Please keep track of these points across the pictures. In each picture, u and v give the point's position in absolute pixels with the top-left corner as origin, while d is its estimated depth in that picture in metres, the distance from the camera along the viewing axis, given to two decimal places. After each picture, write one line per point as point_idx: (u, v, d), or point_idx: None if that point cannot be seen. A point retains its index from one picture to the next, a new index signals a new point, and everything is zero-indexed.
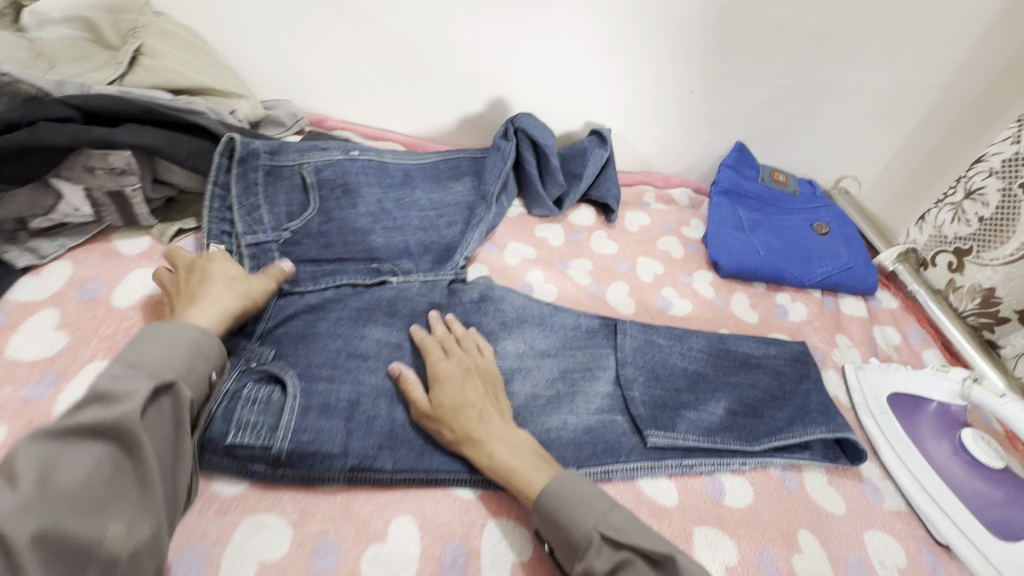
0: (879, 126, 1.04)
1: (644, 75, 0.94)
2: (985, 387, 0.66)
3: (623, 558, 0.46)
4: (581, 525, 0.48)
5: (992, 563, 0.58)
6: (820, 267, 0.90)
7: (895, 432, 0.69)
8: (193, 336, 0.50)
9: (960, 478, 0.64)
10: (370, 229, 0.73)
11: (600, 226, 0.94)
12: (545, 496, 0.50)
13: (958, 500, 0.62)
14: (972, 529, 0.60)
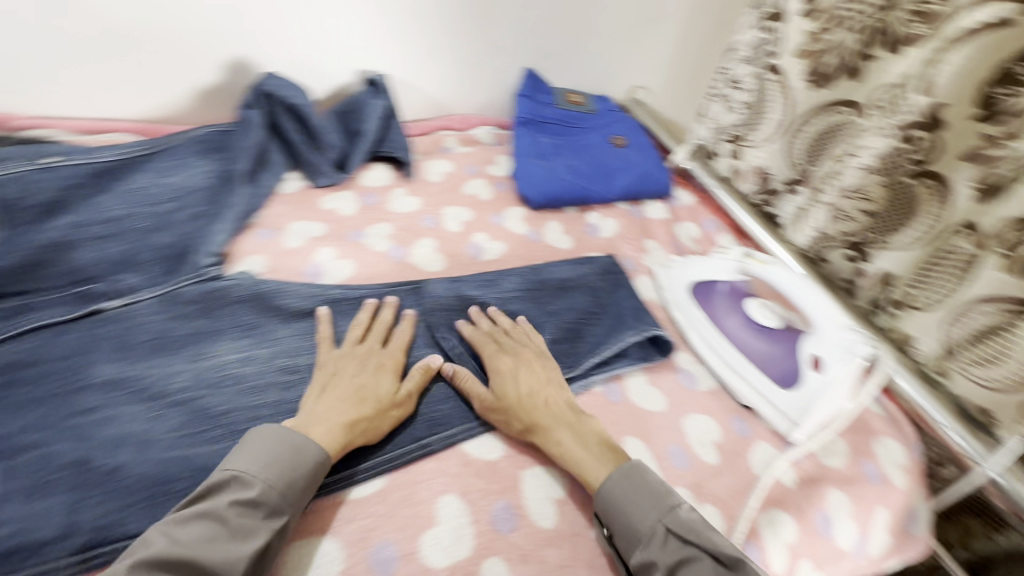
0: (650, 33, 1.08)
1: (405, 10, 0.86)
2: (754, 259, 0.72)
3: (688, 555, 0.46)
4: (650, 518, 0.48)
5: (784, 410, 0.65)
6: (620, 178, 0.93)
7: (697, 319, 0.74)
8: (315, 459, 0.47)
9: (752, 345, 0.69)
10: (74, 240, 0.60)
11: (400, 183, 0.86)
12: (610, 484, 0.50)
13: (753, 365, 0.68)
14: (767, 387, 0.66)
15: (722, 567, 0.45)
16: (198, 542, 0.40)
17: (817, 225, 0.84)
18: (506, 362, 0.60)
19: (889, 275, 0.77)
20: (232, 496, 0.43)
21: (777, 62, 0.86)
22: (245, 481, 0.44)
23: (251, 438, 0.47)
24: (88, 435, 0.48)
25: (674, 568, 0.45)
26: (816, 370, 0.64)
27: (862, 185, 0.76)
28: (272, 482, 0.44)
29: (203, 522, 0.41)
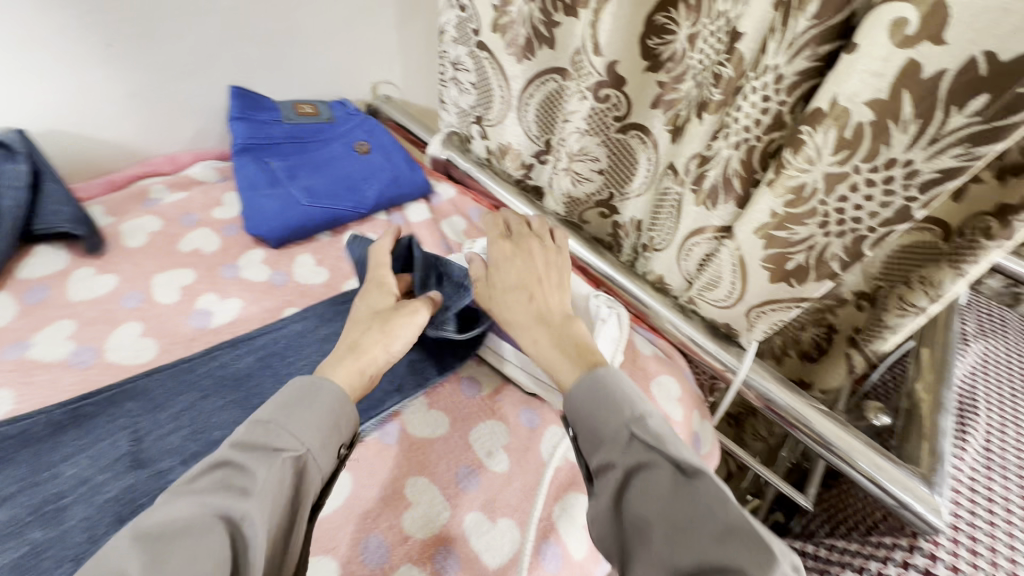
0: (370, 24, 0.99)
1: (12, 43, 0.66)
2: (478, 241, 0.72)
3: (648, 463, 0.44)
4: (614, 422, 0.46)
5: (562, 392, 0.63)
6: (368, 189, 0.85)
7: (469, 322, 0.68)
8: (332, 400, 0.46)
9: (521, 333, 0.66)
10: None
11: (83, 261, 0.68)
12: (575, 391, 0.50)
13: (526, 351, 0.65)
14: (542, 371, 0.64)
15: (681, 476, 0.42)
16: (213, 488, 0.39)
17: (567, 191, 0.85)
18: (499, 250, 0.65)
19: (638, 222, 0.82)
20: (241, 436, 0.42)
21: (481, 39, 0.82)
22: (260, 426, 0.43)
23: (283, 390, 0.47)
24: None
25: (632, 473, 0.44)
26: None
27: (585, 147, 0.78)
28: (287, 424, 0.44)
29: (216, 472, 0.40)
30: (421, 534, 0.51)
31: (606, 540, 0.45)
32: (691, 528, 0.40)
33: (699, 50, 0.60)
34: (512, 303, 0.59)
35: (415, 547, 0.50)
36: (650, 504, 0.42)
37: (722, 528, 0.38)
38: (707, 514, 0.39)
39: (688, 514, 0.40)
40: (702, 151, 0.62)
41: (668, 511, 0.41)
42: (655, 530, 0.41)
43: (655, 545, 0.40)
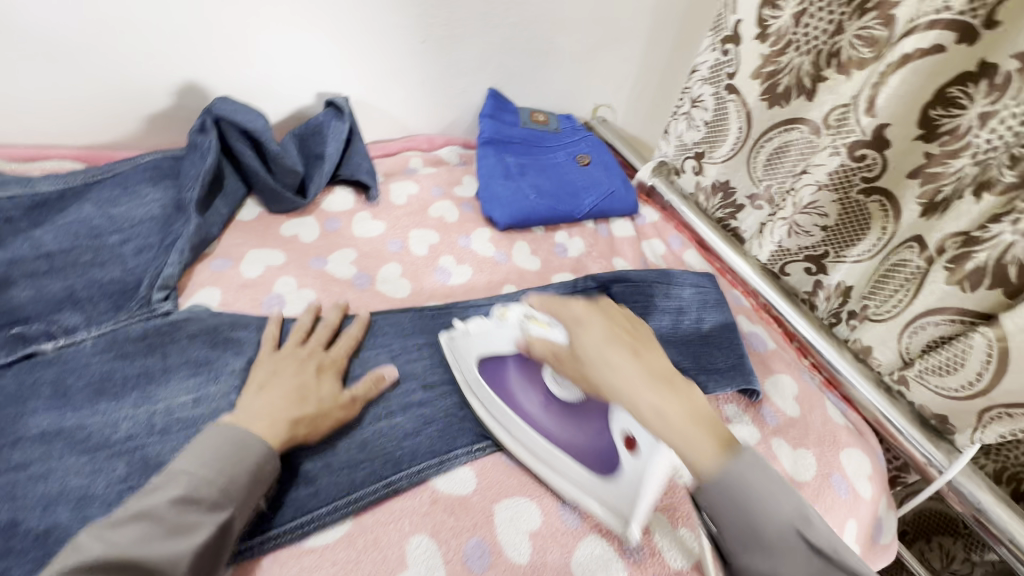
0: (612, 54, 1.08)
1: (364, 31, 0.84)
2: (535, 322, 0.59)
3: (705, 440, 0.43)
4: (648, 397, 0.45)
5: (613, 506, 0.52)
6: (586, 198, 0.94)
7: (493, 407, 0.58)
8: (259, 457, 0.46)
9: (552, 428, 0.57)
10: (6, 277, 0.56)
11: (363, 206, 0.84)
12: (621, 371, 0.47)
13: (577, 461, 0.54)
14: (590, 479, 0.53)
15: (741, 449, 0.42)
16: (139, 542, 0.38)
17: (777, 240, 0.86)
18: (573, 307, 0.53)
19: (846, 287, 0.80)
20: (172, 493, 0.41)
21: (732, 82, 0.86)
22: (184, 479, 0.42)
23: (208, 435, 0.46)
24: (17, 493, 0.44)
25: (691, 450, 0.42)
26: (633, 452, 0.52)
27: (817, 202, 0.77)
28: (211, 480, 0.43)
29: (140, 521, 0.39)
30: None
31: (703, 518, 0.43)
32: (759, 494, 0.40)
33: (988, 132, 0.58)
34: (614, 364, 0.48)
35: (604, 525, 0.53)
36: (720, 481, 0.41)
37: (780, 491, 0.41)
38: (772, 486, 0.41)
39: (756, 485, 0.40)
40: (971, 231, 0.61)
41: (740, 484, 0.40)
42: (729, 504, 0.40)
43: (738, 521, 0.40)
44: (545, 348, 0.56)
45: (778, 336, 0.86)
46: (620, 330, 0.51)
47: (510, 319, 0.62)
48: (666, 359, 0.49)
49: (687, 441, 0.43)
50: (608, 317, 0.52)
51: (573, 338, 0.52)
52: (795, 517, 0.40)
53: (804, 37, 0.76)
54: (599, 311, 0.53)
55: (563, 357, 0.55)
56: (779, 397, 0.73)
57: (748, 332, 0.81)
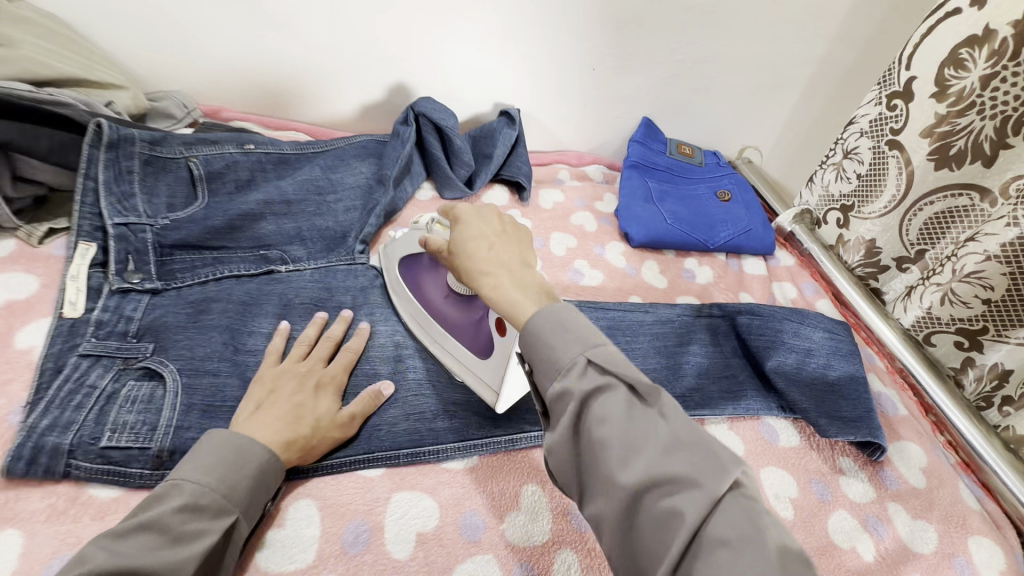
0: (771, 98, 1.09)
1: (545, 55, 0.95)
2: (437, 226, 0.60)
3: (608, 384, 0.39)
4: (569, 347, 0.40)
5: (486, 382, 0.59)
6: (722, 231, 0.96)
7: (408, 304, 0.67)
8: (262, 458, 0.46)
9: (441, 305, 0.65)
10: (260, 213, 0.71)
11: (515, 205, 0.95)
12: (535, 318, 0.42)
13: (462, 343, 0.63)
14: (469, 360, 0.61)
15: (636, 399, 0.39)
16: (145, 553, 0.37)
17: (926, 305, 0.82)
18: (467, 206, 0.54)
19: (1003, 370, 0.76)
20: (170, 507, 0.40)
21: (897, 138, 0.82)
22: (183, 488, 0.42)
23: (206, 441, 0.45)
24: (248, 374, 0.57)
25: (586, 398, 0.39)
26: (501, 335, 0.58)
27: (982, 271, 0.72)
28: (212, 487, 0.43)
29: (149, 532, 0.38)
30: None
31: (564, 465, 0.41)
32: (644, 442, 0.37)
33: None
34: (467, 237, 0.51)
35: None
36: (608, 425, 0.37)
37: (684, 450, 0.36)
38: (660, 441, 0.37)
39: (645, 432, 0.37)
40: None
41: (628, 431, 0.37)
42: (610, 451, 0.37)
43: (610, 471, 0.36)
44: (437, 243, 0.55)
45: (912, 405, 0.80)
46: (500, 223, 0.52)
47: (421, 226, 0.64)
48: (528, 255, 0.50)
49: (519, 305, 0.44)
50: (484, 211, 0.53)
51: (454, 233, 0.53)
52: (709, 484, 0.34)
53: (990, 100, 0.71)
54: (480, 215, 0.53)
55: (446, 256, 0.55)
56: (904, 465, 0.69)
57: (878, 393, 0.77)
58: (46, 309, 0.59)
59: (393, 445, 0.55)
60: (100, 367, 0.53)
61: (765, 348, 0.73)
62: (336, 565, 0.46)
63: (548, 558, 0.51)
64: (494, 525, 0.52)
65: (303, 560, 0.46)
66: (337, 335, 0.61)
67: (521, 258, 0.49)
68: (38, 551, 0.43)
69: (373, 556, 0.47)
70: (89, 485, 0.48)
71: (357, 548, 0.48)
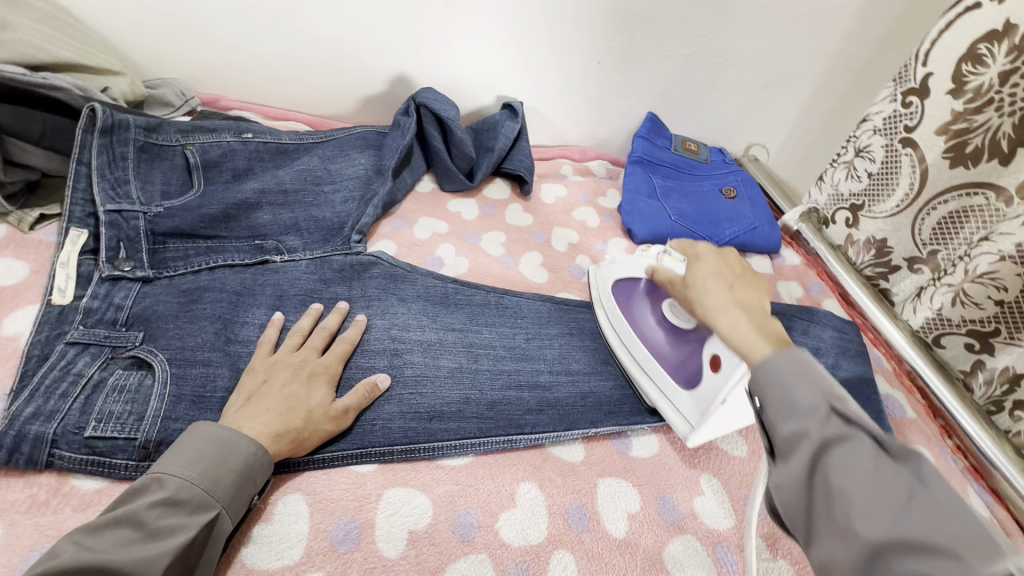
0: (779, 94, 1.07)
1: (549, 48, 0.93)
2: (670, 257, 0.62)
3: (854, 435, 0.35)
4: (809, 391, 0.38)
5: (683, 414, 0.60)
6: (727, 228, 0.94)
7: (616, 323, 0.67)
8: (247, 451, 0.45)
9: (653, 336, 0.65)
10: (256, 202, 0.70)
11: (517, 199, 0.93)
12: (770, 361, 0.40)
13: (664, 371, 0.63)
14: (669, 389, 0.61)
15: (886, 457, 0.34)
16: (113, 549, 0.37)
17: (937, 307, 0.80)
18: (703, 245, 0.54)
19: (1014, 374, 0.74)
20: (148, 502, 0.39)
21: (910, 135, 0.80)
22: (162, 483, 0.41)
23: (190, 435, 0.44)
24: (239, 366, 0.55)
25: (826, 442, 0.36)
26: (714, 370, 0.57)
27: (995, 272, 0.71)
28: (192, 480, 0.42)
29: (121, 527, 0.38)
30: (708, 522, 0.55)
31: (791, 515, 0.38)
32: (899, 510, 0.32)
33: None
34: (713, 275, 0.50)
35: (700, 531, 0.54)
36: (853, 478, 0.34)
37: (950, 514, 0.31)
38: (915, 509, 0.31)
39: (895, 499, 0.32)
40: None
41: (876, 489, 0.33)
42: (854, 505, 0.33)
43: (851, 524, 0.33)
44: (669, 273, 0.57)
45: (919, 408, 0.78)
46: (739, 269, 0.51)
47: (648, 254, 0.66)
48: (768, 302, 0.49)
49: (746, 339, 0.44)
50: (729, 256, 0.53)
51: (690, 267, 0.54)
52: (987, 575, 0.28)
53: (1008, 97, 0.68)
54: (719, 256, 0.52)
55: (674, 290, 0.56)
56: None
57: (886, 395, 0.76)
58: (35, 296, 0.58)
59: (387, 441, 0.54)
60: (87, 356, 0.52)
61: None
62: (324, 562, 0.45)
63: (544, 559, 0.49)
64: (489, 524, 0.50)
65: (290, 557, 0.45)
66: (332, 326, 0.60)
67: (760, 308, 0.47)
68: (16, 544, 0.42)
69: (363, 554, 0.46)
70: (73, 476, 0.47)
71: (347, 545, 0.46)
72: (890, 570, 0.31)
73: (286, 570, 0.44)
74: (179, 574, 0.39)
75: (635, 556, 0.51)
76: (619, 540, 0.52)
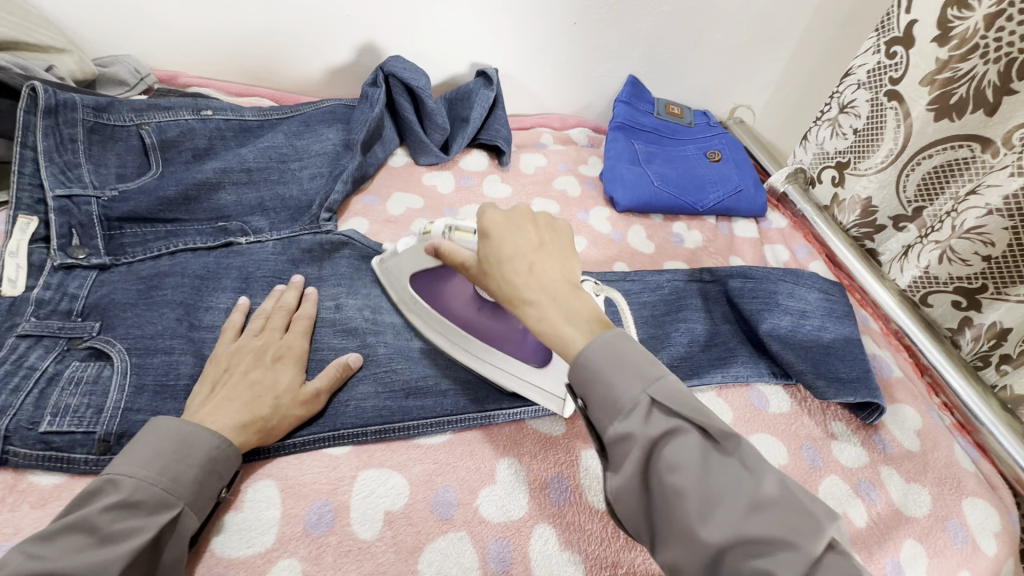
0: (764, 51, 1.03)
1: (523, 8, 0.89)
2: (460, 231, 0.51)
3: (676, 426, 0.37)
4: (632, 387, 0.38)
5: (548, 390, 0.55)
6: (712, 192, 0.92)
7: (445, 327, 0.58)
8: (211, 445, 0.43)
9: (475, 319, 0.57)
10: (217, 182, 0.67)
11: (494, 170, 0.90)
12: (589, 352, 0.40)
13: (508, 355, 0.56)
14: (524, 369, 0.56)
15: (714, 447, 0.37)
16: (64, 556, 0.35)
17: (924, 265, 0.78)
18: (489, 219, 0.47)
19: (1002, 328, 0.73)
20: (105, 504, 0.38)
21: (894, 89, 0.78)
22: (119, 485, 0.39)
23: (145, 432, 0.43)
24: (204, 353, 0.54)
25: (656, 443, 0.37)
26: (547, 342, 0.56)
27: (983, 226, 0.68)
28: (151, 480, 0.40)
29: (73, 534, 0.36)
30: None
31: (632, 516, 0.39)
32: (725, 497, 0.35)
33: None
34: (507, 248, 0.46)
35: None
36: (684, 474, 0.36)
37: (766, 493, 0.34)
38: (744, 497, 0.34)
39: (727, 486, 0.35)
40: None
41: (707, 483, 0.35)
42: (689, 505, 0.35)
43: (687, 525, 0.35)
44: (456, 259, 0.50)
45: (907, 367, 0.77)
46: (535, 233, 0.47)
47: (432, 233, 0.53)
48: (570, 269, 0.46)
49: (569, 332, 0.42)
50: (515, 218, 0.48)
51: (482, 246, 0.48)
52: (801, 544, 0.32)
53: (993, 42, 0.65)
54: (511, 226, 0.47)
55: (472, 269, 0.50)
56: (898, 428, 0.67)
57: (873, 355, 0.75)
58: None
59: (360, 421, 0.52)
60: (40, 349, 0.50)
61: (759, 311, 0.70)
62: (297, 547, 0.44)
63: (525, 534, 0.48)
64: (467, 502, 0.49)
65: (261, 544, 0.44)
66: (300, 308, 0.57)
67: (565, 278, 0.45)
68: None
69: (338, 537, 0.45)
70: (31, 471, 0.45)
71: (321, 529, 0.45)
72: (728, 568, 0.34)
73: (257, 557, 0.43)
74: (142, 573, 0.38)
75: (618, 527, 0.50)
76: (600, 511, 0.51)
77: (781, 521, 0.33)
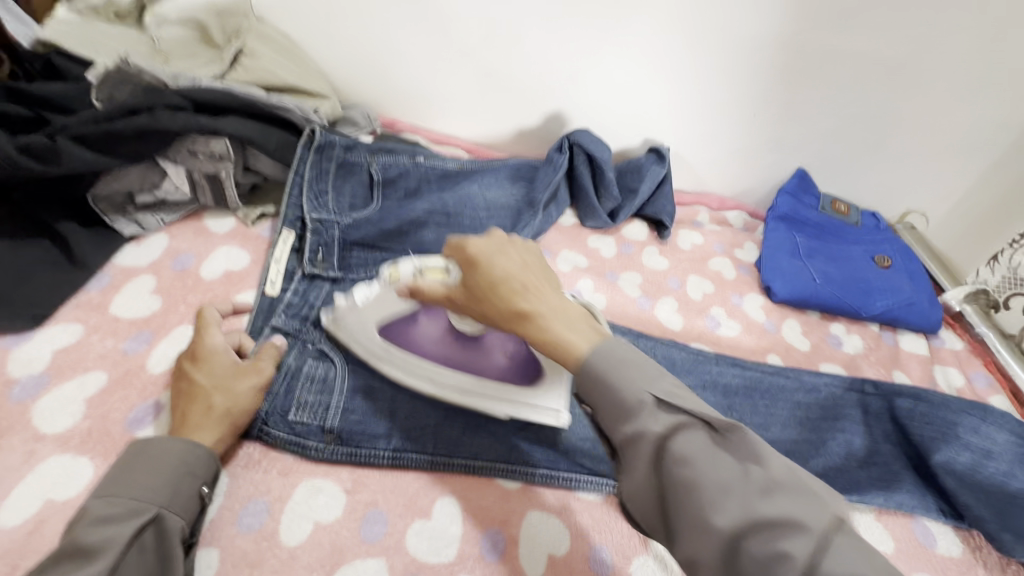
0: (953, 160, 0.99)
1: (707, 97, 0.94)
2: (432, 270, 0.54)
3: (677, 422, 0.40)
4: (634, 386, 0.41)
5: (545, 406, 0.57)
6: (879, 299, 0.89)
7: (412, 368, 0.59)
8: (178, 450, 0.46)
9: (457, 354, 0.58)
10: (425, 221, 0.78)
11: (653, 242, 0.95)
12: (597, 355, 0.44)
13: (503, 382, 0.58)
14: (519, 394, 0.57)
15: (717, 438, 0.39)
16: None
17: None
18: (472, 245, 0.50)
19: None
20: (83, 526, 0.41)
21: None
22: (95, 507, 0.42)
23: (124, 454, 0.46)
24: None
25: (663, 438, 0.39)
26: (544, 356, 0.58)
27: None
28: (126, 495, 0.43)
29: (64, 562, 0.39)
30: None
31: (648, 514, 0.41)
32: (733, 487, 0.37)
33: None
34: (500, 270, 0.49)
35: None
36: (692, 465, 0.38)
37: (792, 488, 0.36)
38: (753, 484, 0.36)
39: (737, 477, 0.37)
40: None
41: (717, 472, 0.37)
42: (700, 495, 0.37)
43: (702, 515, 0.37)
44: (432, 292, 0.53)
45: None
46: (518, 254, 0.51)
47: (399, 277, 0.55)
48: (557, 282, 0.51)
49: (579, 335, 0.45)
50: (495, 243, 0.51)
51: (469, 274, 0.50)
52: (813, 524, 0.34)
53: None
54: (496, 249, 0.50)
55: (461, 299, 0.52)
56: None
57: None
58: (252, 283, 0.68)
59: (530, 461, 0.56)
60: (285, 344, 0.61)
61: (932, 439, 0.66)
62: (474, 567, 0.49)
63: None
64: (621, 567, 0.51)
65: (446, 556, 0.49)
66: None
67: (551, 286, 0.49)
68: (238, 493, 0.51)
69: (507, 568, 0.50)
70: (271, 445, 0.54)
71: (495, 556, 0.50)
72: (743, 554, 0.35)
73: (443, 566, 0.49)
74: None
75: None
76: None
77: (811, 499, 0.35)
